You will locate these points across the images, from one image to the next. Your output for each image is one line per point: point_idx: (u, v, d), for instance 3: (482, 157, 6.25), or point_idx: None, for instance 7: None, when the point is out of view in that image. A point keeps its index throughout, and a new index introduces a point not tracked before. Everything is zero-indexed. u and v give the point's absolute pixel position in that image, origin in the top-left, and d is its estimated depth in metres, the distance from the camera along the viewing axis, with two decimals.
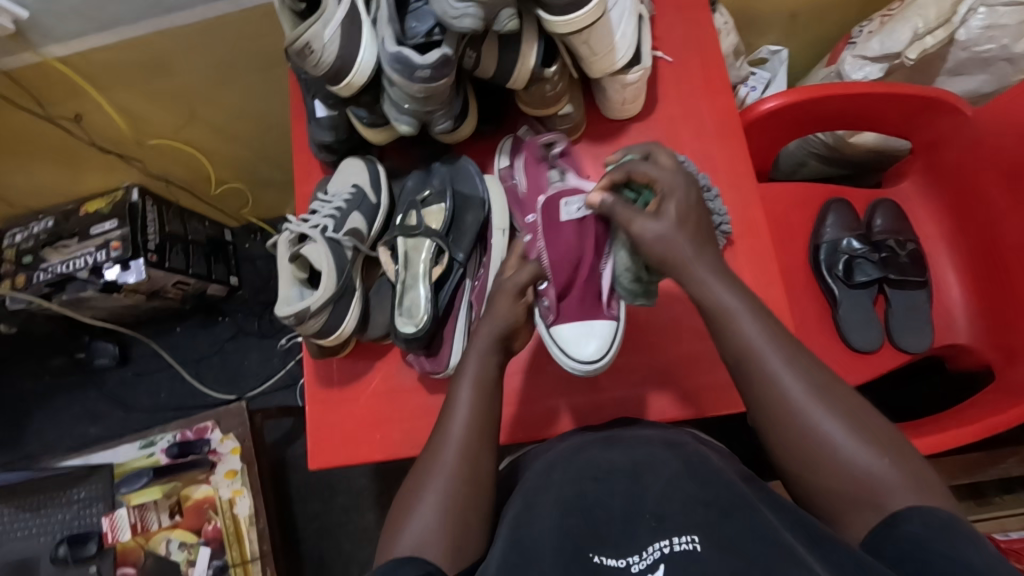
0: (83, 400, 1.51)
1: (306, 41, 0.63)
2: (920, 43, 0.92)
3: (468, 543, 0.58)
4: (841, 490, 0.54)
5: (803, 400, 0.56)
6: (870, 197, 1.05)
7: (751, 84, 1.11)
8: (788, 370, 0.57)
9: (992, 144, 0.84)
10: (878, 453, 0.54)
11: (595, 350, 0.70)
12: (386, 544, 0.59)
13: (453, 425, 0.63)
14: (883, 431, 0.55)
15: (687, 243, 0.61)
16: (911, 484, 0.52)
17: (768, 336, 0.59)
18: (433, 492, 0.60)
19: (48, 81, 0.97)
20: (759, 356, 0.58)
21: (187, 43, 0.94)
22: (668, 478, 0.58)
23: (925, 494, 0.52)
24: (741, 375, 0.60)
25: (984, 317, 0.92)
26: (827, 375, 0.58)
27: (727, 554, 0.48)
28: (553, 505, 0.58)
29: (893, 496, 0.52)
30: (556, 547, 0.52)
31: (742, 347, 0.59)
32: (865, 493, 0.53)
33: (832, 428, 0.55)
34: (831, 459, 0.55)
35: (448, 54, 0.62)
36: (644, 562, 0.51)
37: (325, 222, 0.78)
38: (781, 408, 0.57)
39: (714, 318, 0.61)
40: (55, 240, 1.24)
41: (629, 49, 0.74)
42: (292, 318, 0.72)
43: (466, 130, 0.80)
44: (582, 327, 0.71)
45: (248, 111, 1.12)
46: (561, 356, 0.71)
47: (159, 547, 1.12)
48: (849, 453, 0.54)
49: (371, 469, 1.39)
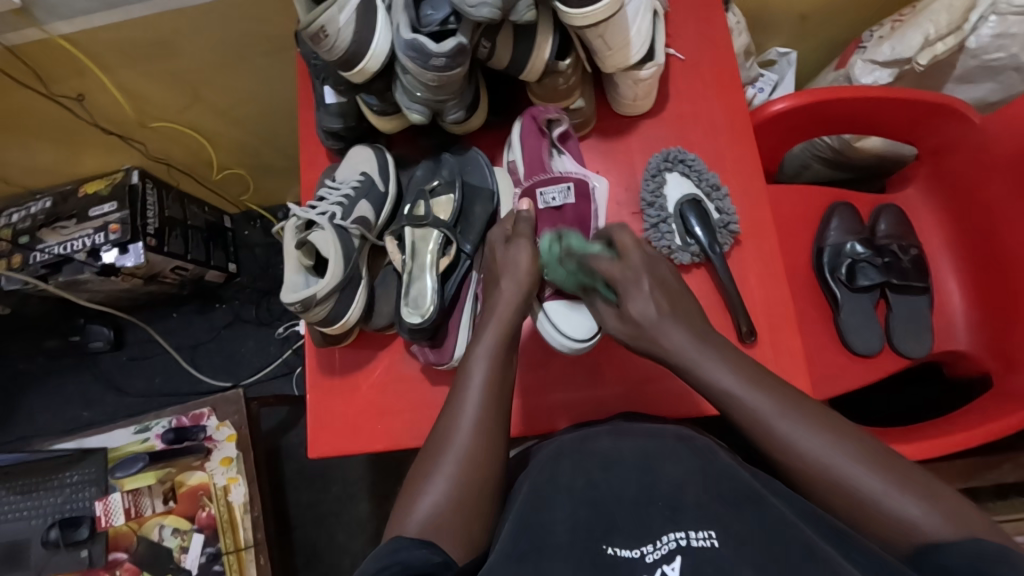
0: (76, 383, 1.50)
1: (321, 24, 0.62)
2: (931, 50, 0.92)
3: (478, 532, 0.58)
4: (886, 542, 0.51)
5: (816, 453, 0.55)
6: (874, 202, 1.05)
7: (760, 86, 1.10)
8: (800, 429, 0.57)
9: (999, 150, 0.84)
10: (916, 496, 0.51)
11: (585, 331, 0.74)
12: (394, 524, 0.58)
13: (462, 410, 0.63)
14: (913, 473, 0.53)
15: (674, 325, 0.66)
16: (947, 519, 0.49)
17: (775, 398, 0.59)
18: (443, 477, 0.59)
19: (52, 59, 0.96)
20: (759, 418, 0.59)
21: (195, 25, 0.93)
22: (683, 474, 0.58)
23: (965, 524, 0.49)
24: (759, 442, 0.59)
25: (985, 323, 0.93)
26: (838, 422, 0.57)
27: (743, 549, 0.48)
28: (563, 500, 0.58)
29: (935, 534, 0.49)
30: (569, 543, 0.52)
31: (742, 406, 0.60)
32: (907, 536, 0.50)
33: (863, 479, 0.53)
34: (864, 510, 0.53)
35: (464, 43, 0.61)
36: (658, 552, 0.50)
37: (332, 209, 0.77)
38: (806, 471, 0.56)
39: (712, 392, 0.62)
40: (53, 221, 1.22)
41: (643, 44, 0.74)
42: (298, 305, 0.72)
43: (476, 121, 0.79)
44: (572, 307, 0.75)
45: (253, 96, 1.11)
46: (550, 330, 0.74)
47: (151, 533, 1.11)
48: (888, 500, 0.52)
49: (366, 460, 1.39)
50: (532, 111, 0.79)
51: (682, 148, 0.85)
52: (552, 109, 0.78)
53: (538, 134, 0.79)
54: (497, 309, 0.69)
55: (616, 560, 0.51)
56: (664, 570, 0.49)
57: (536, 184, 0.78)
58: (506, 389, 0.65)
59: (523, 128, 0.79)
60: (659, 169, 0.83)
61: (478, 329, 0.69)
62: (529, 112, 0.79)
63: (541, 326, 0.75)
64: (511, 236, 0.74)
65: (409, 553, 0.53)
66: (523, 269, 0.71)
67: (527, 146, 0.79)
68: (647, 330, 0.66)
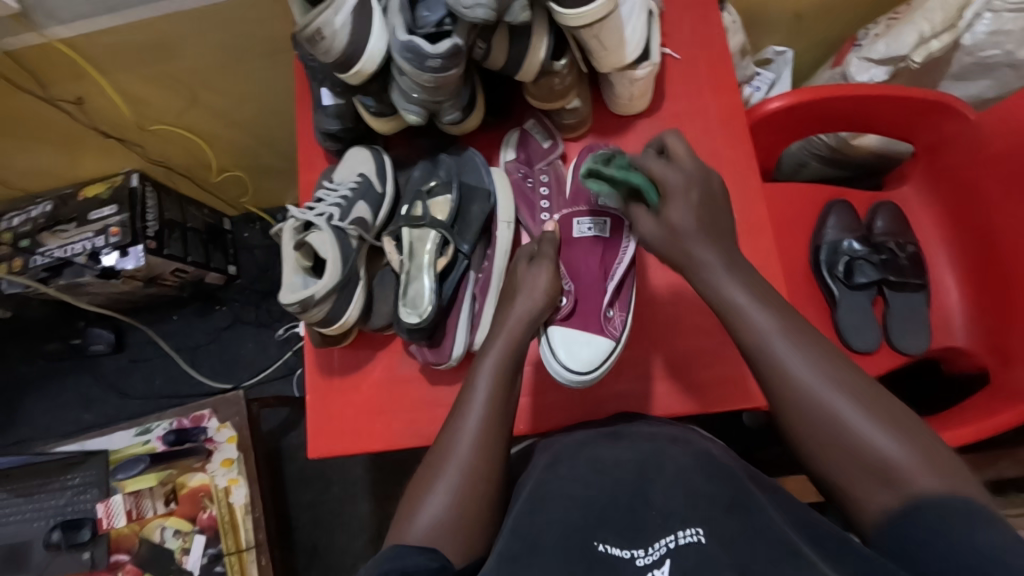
0: (77, 386, 1.50)
1: (317, 27, 0.63)
2: (926, 47, 0.92)
3: (477, 537, 0.59)
4: (853, 469, 0.53)
5: (811, 382, 0.57)
6: (871, 199, 1.06)
7: (755, 85, 1.11)
8: (798, 357, 0.58)
9: (995, 148, 0.84)
10: (895, 435, 0.52)
11: (587, 363, 0.73)
12: (396, 530, 0.59)
13: (463, 417, 0.64)
14: (900, 413, 0.54)
15: (720, 263, 0.63)
16: (923, 464, 0.51)
17: (784, 325, 0.60)
18: (442, 483, 0.60)
19: (51, 63, 0.96)
20: (762, 340, 0.60)
21: (192, 28, 0.93)
22: (677, 474, 0.58)
23: (941, 472, 0.50)
24: (757, 362, 0.60)
25: (982, 319, 0.93)
26: (840, 360, 0.58)
27: (731, 551, 0.49)
28: (557, 496, 0.58)
29: (910, 478, 0.50)
30: (563, 542, 0.53)
31: (745, 327, 0.61)
32: (881, 476, 0.52)
33: (844, 407, 0.55)
34: (847, 443, 0.54)
35: (460, 45, 0.62)
36: (649, 557, 0.52)
37: (331, 211, 0.78)
38: (793, 395, 0.57)
39: (724, 310, 0.62)
40: (54, 224, 1.23)
41: (638, 44, 0.75)
42: (296, 306, 0.72)
43: (472, 122, 0.79)
44: (579, 336, 0.74)
45: (251, 98, 1.11)
46: (552, 360, 0.73)
47: (153, 534, 1.12)
48: (867, 436, 0.53)
49: (367, 459, 1.39)
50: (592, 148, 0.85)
51: None
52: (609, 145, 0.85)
53: None
54: (505, 324, 0.70)
55: (607, 559, 0.52)
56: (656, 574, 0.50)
57: (572, 214, 0.80)
58: (500, 385, 0.65)
59: (580, 158, 0.83)
60: None
61: (486, 341, 0.70)
62: (589, 148, 0.85)
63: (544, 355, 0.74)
64: (536, 256, 0.75)
65: (409, 559, 0.53)
66: (541, 286, 0.71)
67: (578, 174, 0.83)
68: (696, 263, 0.64)
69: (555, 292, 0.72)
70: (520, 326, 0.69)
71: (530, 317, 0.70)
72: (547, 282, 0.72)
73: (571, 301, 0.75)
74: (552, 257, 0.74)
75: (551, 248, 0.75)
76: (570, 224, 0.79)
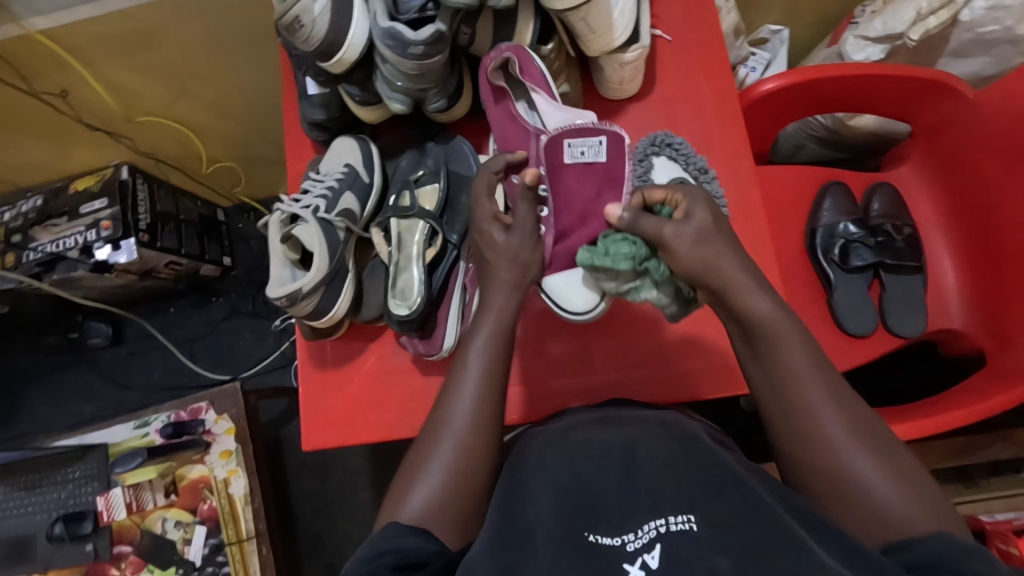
0: (76, 379, 1.51)
1: (296, 14, 0.61)
2: (923, 24, 0.91)
3: (473, 516, 0.59)
4: (861, 520, 0.53)
5: (829, 421, 0.56)
6: (868, 180, 1.04)
7: (751, 65, 1.10)
8: (819, 393, 0.57)
9: (994, 126, 0.83)
10: (900, 483, 0.53)
11: (585, 301, 0.72)
12: (387, 511, 0.60)
13: (457, 394, 0.63)
14: (913, 468, 0.54)
15: (729, 247, 0.61)
16: (921, 508, 0.52)
17: (813, 364, 0.58)
18: (437, 466, 0.60)
19: (32, 55, 0.94)
20: (792, 376, 0.58)
21: (173, 18, 0.91)
22: (665, 460, 0.58)
23: (936, 517, 0.52)
24: (774, 391, 0.59)
25: (979, 302, 0.92)
26: (853, 399, 0.58)
27: (722, 537, 0.49)
28: (545, 486, 0.58)
29: (909, 524, 0.51)
30: (554, 534, 0.52)
31: (775, 356, 0.59)
32: (887, 520, 0.52)
33: (859, 456, 0.55)
34: (854, 489, 0.54)
35: (442, 30, 0.60)
36: (639, 541, 0.51)
37: (317, 203, 0.77)
38: (810, 444, 0.56)
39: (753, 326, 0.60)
40: (45, 219, 1.22)
41: (627, 26, 0.73)
42: (284, 300, 0.71)
43: (461, 109, 0.78)
44: (570, 276, 0.73)
45: (238, 86, 1.10)
46: (553, 306, 0.74)
47: (155, 526, 1.12)
48: (874, 482, 0.53)
49: (366, 449, 1.40)
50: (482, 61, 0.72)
51: (670, 132, 0.83)
52: (496, 55, 0.70)
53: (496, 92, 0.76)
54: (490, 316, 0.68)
55: (598, 548, 0.51)
56: (645, 558, 0.49)
57: (562, 135, 0.72)
58: (500, 365, 0.65)
59: (483, 91, 0.76)
60: (646, 153, 0.82)
61: (474, 322, 0.68)
62: (480, 65, 0.72)
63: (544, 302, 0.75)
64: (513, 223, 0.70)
65: (402, 541, 0.54)
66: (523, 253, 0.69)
67: (492, 112, 0.77)
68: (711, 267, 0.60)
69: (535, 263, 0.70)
70: (507, 304, 0.68)
71: (515, 296, 0.68)
72: (521, 250, 0.69)
73: (556, 246, 0.73)
74: (528, 217, 0.69)
75: (526, 209, 0.69)
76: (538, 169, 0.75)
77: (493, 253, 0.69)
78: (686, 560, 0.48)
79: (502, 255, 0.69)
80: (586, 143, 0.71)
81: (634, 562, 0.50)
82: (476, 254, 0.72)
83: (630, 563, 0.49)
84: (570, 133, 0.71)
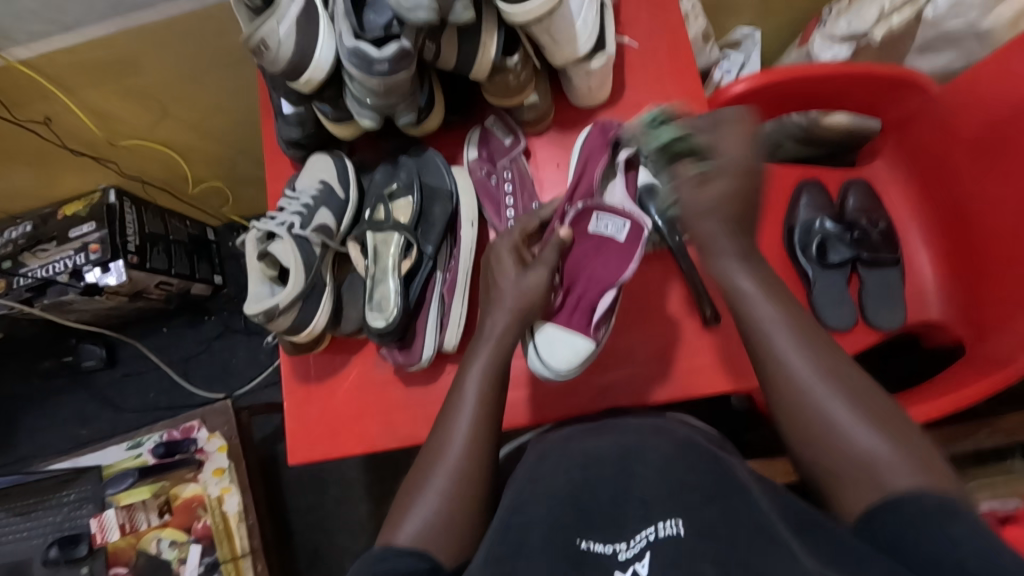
0: (72, 402, 1.51)
1: (261, 37, 0.63)
2: (886, 22, 0.94)
3: (469, 538, 0.59)
4: (843, 474, 0.54)
5: (809, 378, 0.58)
6: (843, 176, 1.05)
7: (725, 67, 1.12)
8: (797, 350, 0.59)
9: (960, 119, 0.84)
10: (881, 434, 0.53)
11: (565, 361, 0.74)
12: (386, 531, 0.60)
13: (454, 415, 0.65)
14: (905, 429, 0.54)
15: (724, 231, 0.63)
16: (902, 460, 0.51)
17: (788, 319, 0.61)
18: (429, 489, 0.61)
19: (14, 85, 0.96)
20: (768, 335, 0.61)
21: (153, 43, 0.93)
22: (659, 467, 0.59)
23: (926, 472, 0.51)
24: (755, 348, 0.62)
25: (956, 290, 0.93)
26: (838, 357, 0.59)
27: (709, 539, 0.50)
28: (544, 494, 0.59)
29: (893, 475, 0.51)
30: (547, 538, 0.53)
31: (750, 315, 0.62)
32: (866, 470, 0.52)
33: (840, 412, 0.55)
34: (832, 440, 0.55)
35: (406, 47, 0.61)
36: (631, 551, 0.52)
37: (292, 220, 0.78)
38: (794, 399, 0.58)
39: (734, 296, 0.63)
40: (34, 244, 1.23)
41: (590, 36, 0.74)
42: (261, 316, 0.73)
43: (432, 122, 0.80)
44: (561, 335, 0.75)
45: (221, 107, 1.11)
46: (534, 354, 0.76)
47: (150, 546, 1.13)
48: (851, 431, 0.54)
49: (361, 462, 1.41)
50: (607, 129, 0.83)
51: None
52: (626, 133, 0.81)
53: (601, 147, 0.81)
54: (481, 348, 0.69)
55: (590, 556, 0.52)
56: (636, 565, 0.51)
57: (594, 207, 0.76)
58: (494, 380, 0.67)
59: (591, 139, 0.82)
60: None
61: (472, 346, 0.70)
62: (603, 129, 0.83)
63: (527, 351, 0.77)
64: (532, 262, 0.72)
65: (397, 561, 0.54)
66: (528, 280, 0.71)
67: (587, 152, 0.81)
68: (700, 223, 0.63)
69: (538, 302, 0.71)
70: (508, 325, 0.70)
71: (517, 317, 0.70)
72: (534, 291, 0.70)
73: (567, 300, 0.77)
74: (548, 263, 0.71)
75: (549, 251, 0.72)
76: (588, 218, 0.77)
77: (501, 276, 0.72)
78: (673, 563, 0.49)
79: (517, 284, 0.70)
80: (614, 222, 0.76)
81: (626, 570, 0.51)
82: (487, 285, 0.74)
83: (621, 571, 0.51)
84: (603, 209, 0.77)
